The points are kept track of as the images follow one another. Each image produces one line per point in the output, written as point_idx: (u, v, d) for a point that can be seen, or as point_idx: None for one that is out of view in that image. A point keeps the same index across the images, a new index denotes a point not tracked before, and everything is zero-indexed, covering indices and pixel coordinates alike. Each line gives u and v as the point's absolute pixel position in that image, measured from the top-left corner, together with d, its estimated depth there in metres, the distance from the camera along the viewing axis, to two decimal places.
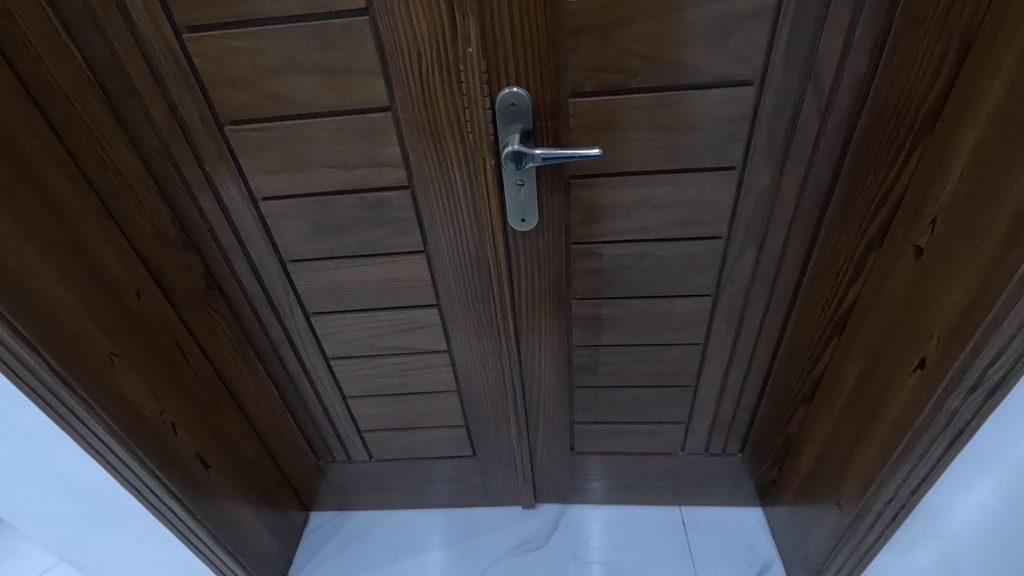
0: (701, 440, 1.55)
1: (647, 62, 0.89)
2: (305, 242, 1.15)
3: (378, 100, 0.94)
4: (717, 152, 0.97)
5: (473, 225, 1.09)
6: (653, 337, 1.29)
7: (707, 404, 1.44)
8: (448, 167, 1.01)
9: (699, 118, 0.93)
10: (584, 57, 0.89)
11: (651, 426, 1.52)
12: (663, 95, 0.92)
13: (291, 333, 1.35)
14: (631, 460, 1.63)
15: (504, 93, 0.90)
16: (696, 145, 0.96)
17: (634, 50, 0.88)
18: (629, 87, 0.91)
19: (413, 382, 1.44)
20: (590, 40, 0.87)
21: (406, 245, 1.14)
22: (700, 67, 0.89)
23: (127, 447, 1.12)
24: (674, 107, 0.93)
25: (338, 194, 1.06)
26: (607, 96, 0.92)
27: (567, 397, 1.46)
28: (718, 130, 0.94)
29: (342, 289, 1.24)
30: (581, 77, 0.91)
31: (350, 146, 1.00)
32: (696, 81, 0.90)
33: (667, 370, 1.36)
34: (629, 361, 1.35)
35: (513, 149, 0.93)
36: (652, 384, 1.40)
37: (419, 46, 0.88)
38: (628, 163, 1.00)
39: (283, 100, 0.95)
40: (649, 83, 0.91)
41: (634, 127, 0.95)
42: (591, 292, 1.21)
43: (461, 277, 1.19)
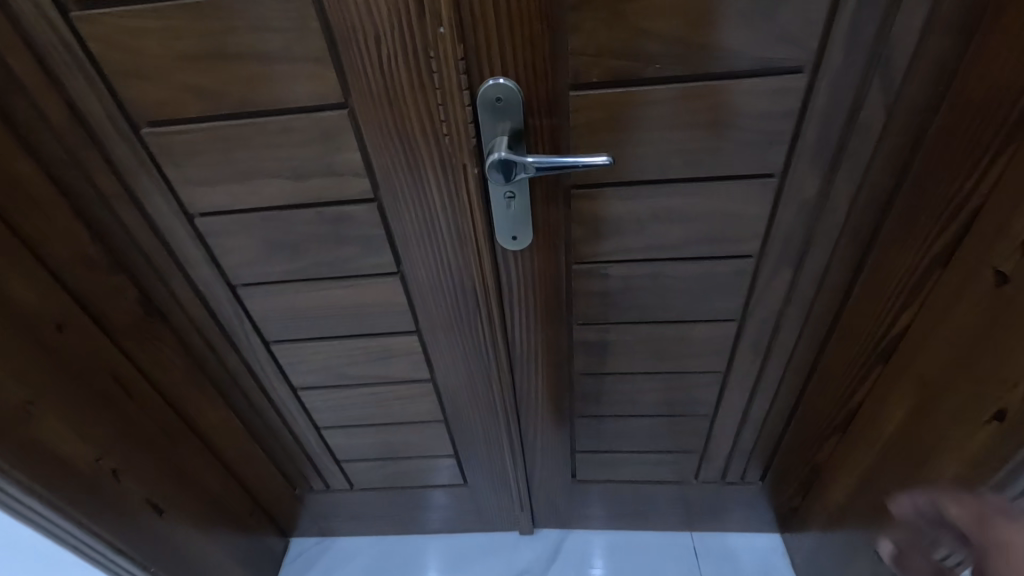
0: (717, 468, 1.40)
1: (670, 44, 0.69)
2: (255, 265, 0.96)
3: (330, 95, 0.75)
4: (755, 157, 0.78)
5: (455, 242, 0.91)
6: (666, 365, 1.12)
7: (725, 432, 1.28)
8: (422, 177, 0.82)
9: (736, 116, 0.74)
10: (587, 40, 0.69)
11: (662, 454, 1.36)
12: (690, 87, 0.72)
13: (249, 361, 1.17)
14: (639, 488, 1.48)
15: (486, 86, 0.71)
16: (729, 149, 0.77)
17: (653, 29, 0.68)
18: (645, 77, 0.72)
19: (394, 410, 1.28)
20: (595, 17, 0.67)
21: (376, 266, 0.96)
22: (741, 50, 0.68)
23: (47, 501, 0.96)
24: (704, 101, 0.73)
25: (288, 210, 0.88)
26: (617, 88, 0.73)
27: (566, 425, 1.30)
28: (759, 130, 0.75)
29: (304, 316, 1.06)
30: (583, 65, 0.71)
31: (298, 152, 0.81)
32: (735, 69, 0.70)
33: (681, 398, 1.20)
34: (638, 389, 1.18)
35: (499, 157, 0.73)
36: (663, 413, 1.23)
37: (375, 25, 0.68)
38: (642, 171, 0.81)
39: (209, 98, 0.76)
40: (673, 72, 0.71)
41: (651, 127, 0.76)
42: (595, 317, 1.03)
43: (443, 301, 1.02)
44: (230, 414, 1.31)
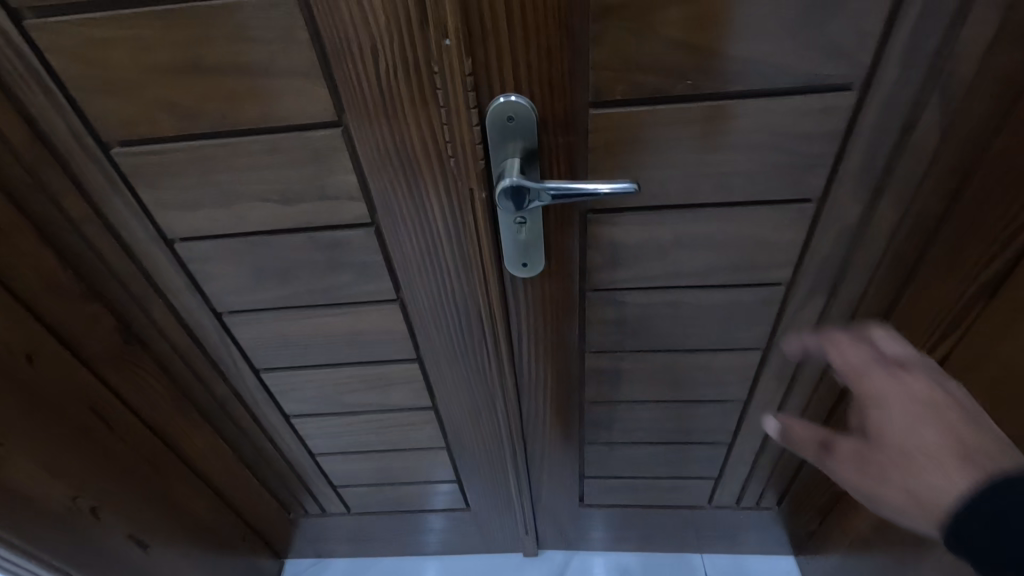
0: (731, 494, 1.33)
1: (704, 58, 0.61)
2: (242, 292, 0.89)
3: (321, 113, 0.67)
4: (792, 181, 0.71)
5: (459, 269, 0.84)
6: (683, 393, 1.05)
7: (741, 458, 1.22)
8: (424, 200, 0.75)
9: (773, 136, 0.67)
10: (611, 53, 0.61)
11: (674, 480, 1.30)
12: (724, 105, 0.64)
13: (238, 388, 1.10)
14: (648, 512, 1.41)
15: (497, 104, 0.63)
16: (764, 172, 0.70)
17: (685, 41, 0.60)
18: (674, 94, 0.64)
19: (393, 437, 1.21)
20: (620, 28, 0.60)
21: (373, 293, 0.89)
22: (784, 65, 0.61)
23: (6, 545, 0.88)
24: (739, 120, 0.66)
25: (278, 235, 0.80)
26: (642, 107, 0.65)
27: (575, 452, 1.23)
28: (798, 152, 0.68)
29: (297, 344, 0.99)
30: (605, 81, 0.63)
31: (286, 174, 0.73)
32: (776, 86, 0.62)
33: (697, 426, 1.13)
34: (652, 417, 1.11)
35: (511, 182, 0.65)
36: (678, 440, 1.17)
37: (372, 35, 0.59)
38: (666, 196, 0.74)
39: (186, 117, 0.68)
40: (706, 89, 0.64)
41: (678, 149, 0.69)
42: (609, 345, 0.96)
43: (445, 329, 0.94)
44: (220, 442, 1.23)
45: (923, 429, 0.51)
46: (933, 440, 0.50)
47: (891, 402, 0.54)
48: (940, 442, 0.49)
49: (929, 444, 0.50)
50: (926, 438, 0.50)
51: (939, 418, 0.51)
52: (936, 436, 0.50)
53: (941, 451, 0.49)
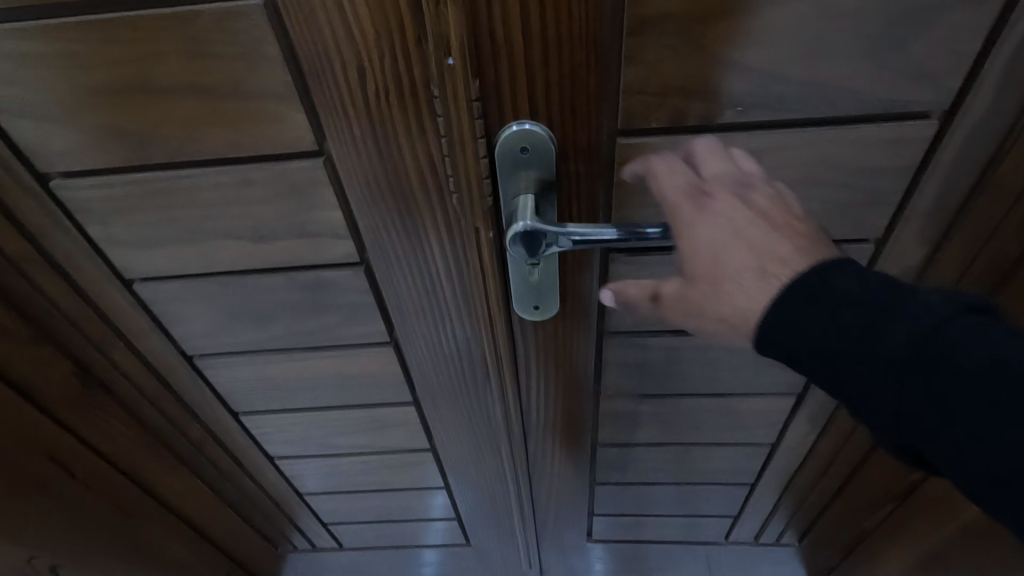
0: (750, 532, 1.25)
1: (759, 80, 0.51)
2: (217, 335, 0.79)
3: (300, 141, 0.56)
4: (849, 221, 0.61)
5: (461, 314, 0.73)
6: (706, 435, 0.97)
7: (763, 498, 1.13)
8: (421, 239, 0.64)
9: (832, 170, 0.57)
10: (647, 74, 0.51)
11: (689, 517, 1.22)
12: (779, 135, 0.54)
13: (216, 429, 1.00)
14: (660, 547, 1.34)
15: (508, 133, 0.53)
16: (819, 210, 0.60)
17: (737, 60, 0.50)
18: (719, 123, 0.54)
19: (390, 477, 1.12)
20: (660, 44, 0.50)
21: (366, 335, 0.79)
22: (855, 89, 0.51)
23: None
24: (795, 154, 0.55)
25: (255, 276, 0.70)
26: (680, 136, 0.55)
27: (584, 491, 1.14)
28: (859, 187, 0.58)
29: (280, 387, 0.89)
30: (639, 107, 0.54)
31: (261, 210, 0.63)
32: (843, 114, 0.52)
33: (717, 466, 1.05)
34: (669, 457, 1.03)
35: (525, 226, 0.54)
36: (696, 479, 1.09)
37: (357, 52, 0.48)
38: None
39: (139, 147, 0.57)
40: (759, 117, 0.53)
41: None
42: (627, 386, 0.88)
43: (445, 374, 0.84)
44: (203, 485, 1.13)
45: (732, 252, 0.46)
46: (741, 261, 0.46)
47: (700, 230, 0.48)
48: (745, 266, 0.46)
49: (736, 264, 0.46)
50: (734, 264, 0.46)
51: (752, 242, 0.46)
52: (746, 259, 0.46)
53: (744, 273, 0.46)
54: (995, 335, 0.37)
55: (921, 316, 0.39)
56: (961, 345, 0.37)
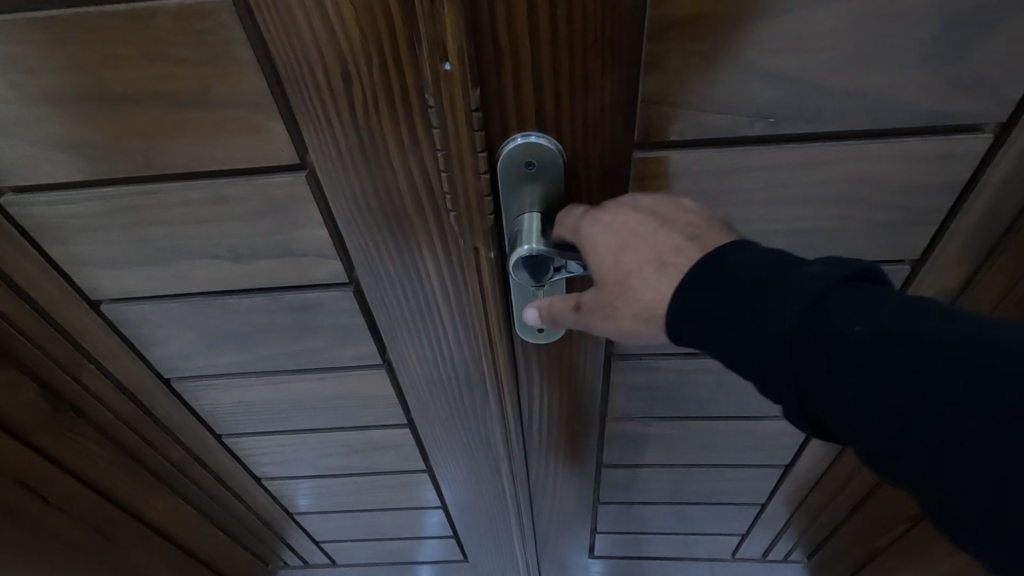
0: (757, 549, 1.21)
1: (793, 90, 0.47)
2: (197, 358, 0.73)
3: (279, 153, 0.50)
4: (884, 241, 0.58)
5: (459, 336, 0.68)
6: (715, 455, 0.93)
7: (773, 517, 1.10)
8: (415, 258, 0.58)
9: (867, 188, 0.53)
10: (670, 83, 0.47)
11: (694, 535, 1.18)
12: (812, 150, 0.51)
13: (199, 450, 0.95)
14: (664, 562, 1.30)
15: (512, 146, 0.47)
16: (852, 231, 0.57)
17: (770, 69, 0.46)
18: (748, 136, 0.50)
19: (386, 496, 1.08)
20: (685, 51, 0.45)
21: (357, 358, 0.74)
22: (900, 101, 0.47)
23: None
24: (830, 170, 0.52)
25: (235, 299, 0.64)
26: (702, 150, 0.51)
27: (587, 511, 1.10)
28: (897, 207, 0.55)
29: (269, 410, 0.84)
30: (660, 118, 0.49)
31: (239, 230, 0.57)
32: (883, 127, 0.49)
33: (725, 487, 1.02)
34: (677, 475, 1.00)
35: (530, 250, 0.49)
36: (704, 498, 1.05)
37: (341, 58, 0.43)
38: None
39: (99, 160, 0.51)
40: (793, 129, 0.50)
41: (747, 203, 0.55)
42: (638, 411, 0.85)
43: (441, 397, 0.79)
44: (187, 508, 1.07)
45: (626, 254, 0.45)
46: (635, 264, 0.44)
47: (598, 236, 0.46)
48: (638, 269, 0.44)
49: (630, 266, 0.45)
50: (630, 266, 0.44)
51: (646, 241, 0.45)
52: (640, 259, 0.44)
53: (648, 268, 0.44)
54: (879, 297, 0.36)
55: (808, 285, 0.37)
56: (851, 317, 0.35)
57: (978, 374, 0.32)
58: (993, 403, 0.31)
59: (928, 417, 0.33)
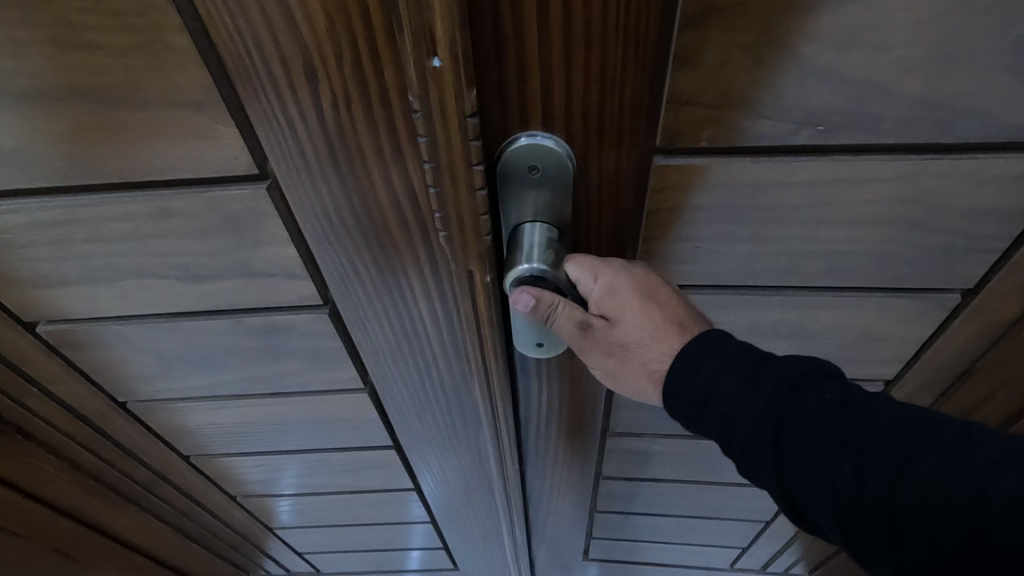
0: (757, 561, 1.18)
1: (852, 95, 0.40)
2: (157, 378, 0.66)
3: (234, 163, 0.42)
4: (933, 266, 0.52)
5: (451, 362, 0.61)
6: (721, 472, 0.88)
7: (777, 533, 1.06)
8: (399, 282, 0.51)
9: (920, 208, 0.47)
10: (706, 81, 0.39)
11: (693, 546, 1.14)
12: (862, 163, 0.44)
13: (166, 467, 0.88)
14: (659, 569, 1.27)
15: (517, 147, 0.40)
16: (899, 255, 0.51)
17: (827, 68, 0.39)
18: (790, 145, 0.43)
19: (372, 510, 1.02)
20: (728, 44, 0.38)
21: (335, 381, 0.67)
22: (977, 112, 0.40)
23: None
24: (881, 187, 0.46)
25: (195, 320, 0.57)
26: (736, 158, 0.45)
27: (582, 522, 1.06)
28: (952, 230, 0.49)
29: (244, 430, 0.77)
30: (691, 122, 0.42)
31: (191, 248, 0.49)
32: (950, 141, 0.42)
33: (729, 503, 0.97)
34: (679, 490, 0.95)
35: (532, 270, 0.42)
36: (706, 513, 1.01)
37: (303, 52, 0.34)
38: (748, 273, 0.55)
39: (13, 167, 0.42)
40: (846, 140, 0.43)
41: (782, 220, 0.49)
42: (642, 425, 0.80)
43: (432, 422, 0.73)
44: (161, 526, 1.01)
45: (643, 314, 0.45)
46: (651, 327, 0.45)
47: (627, 283, 0.45)
48: (649, 333, 0.45)
49: (644, 329, 0.45)
50: (646, 327, 0.45)
51: (664, 306, 0.46)
52: (657, 324, 0.45)
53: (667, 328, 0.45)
54: (837, 382, 0.42)
55: (784, 367, 0.43)
56: (815, 393, 0.41)
57: (920, 438, 0.37)
58: (929, 461, 0.36)
59: (882, 479, 0.37)
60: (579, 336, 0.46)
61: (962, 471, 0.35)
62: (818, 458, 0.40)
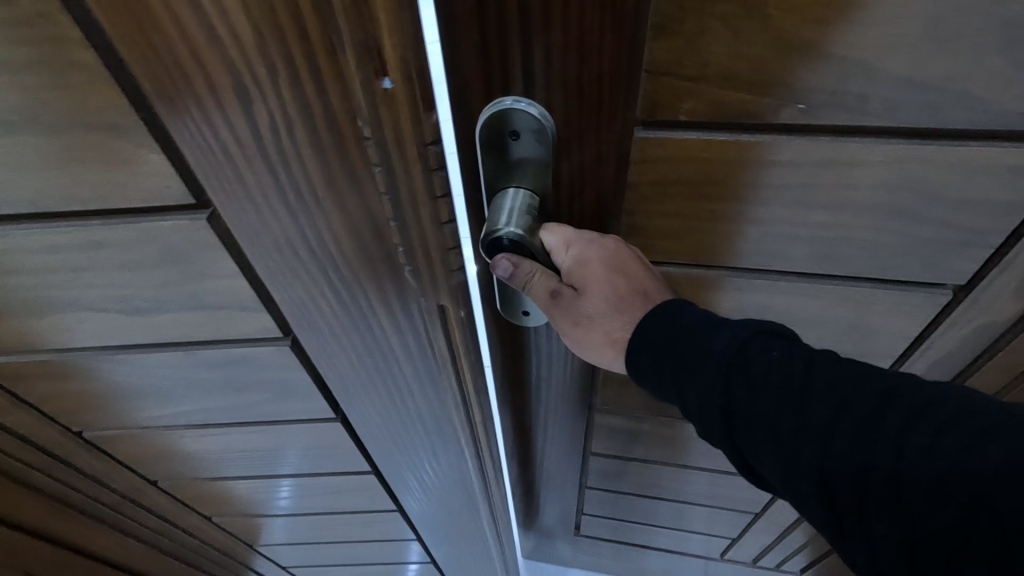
0: (748, 553, 1.17)
1: (837, 73, 0.35)
2: (112, 406, 0.62)
3: (166, 193, 0.37)
4: (925, 260, 0.47)
5: (427, 398, 0.57)
6: (711, 462, 0.86)
7: (767, 526, 1.04)
8: (365, 323, 0.46)
9: (923, 206, 0.43)
10: (682, 52, 0.35)
11: (683, 532, 1.14)
12: (848, 148, 0.40)
13: (136, 487, 0.84)
14: (651, 550, 1.27)
15: (496, 111, 0.32)
16: (898, 253, 0.47)
17: (812, 43, 0.34)
18: (773, 124, 0.38)
19: (355, 528, 0.99)
20: (704, 13, 0.33)
21: (306, 412, 0.62)
22: (971, 99, 0.35)
23: None
24: (880, 180, 0.42)
25: (144, 351, 0.52)
26: (717, 133, 0.40)
27: (571, 500, 1.05)
28: (958, 230, 0.44)
29: (222, 452, 0.74)
30: (669, 93, 0.37)
31: (128, 281, 0.44)
32: (945, 128, 0.37)
33: (719, 492, 0.95)
34: (668, 475, 0.93)
35: (510, 235, 0.36)
36: (696, 500, 0.99)
37: (225, 66, 0.29)
38: (734, 259, 0.50)
39: None
40: (847, 136, 0.39)
41: (762, 201, 0.45)
42: (625, 407, 0.76)
43: (410, 450, 0.69)
44: (151, 539, 0.97)
45: (610, 287, 0.40)
46: (616, 299, 0.40)
47: (598, 255, 0.40)
48: (613, 304, 0.41)
49: (608, 300, 0.40)
50: (612, 299, 0.40)
51: (631, 278, 0.41)
52: (622, 297, 0.41)
53: (632, 300, 0.41)
54: (784, 339, 0.38)
55: (732, 331, 0.38)
56: (762, 355, 0.37)
57: (865, 392, 0.34)
58: (874, 416, 0.33)
59: (826, 440, 0.34)
60: (547, 305, 0.41)
61: (905, 424, 0.32)
62: (765, 425, 0.36)
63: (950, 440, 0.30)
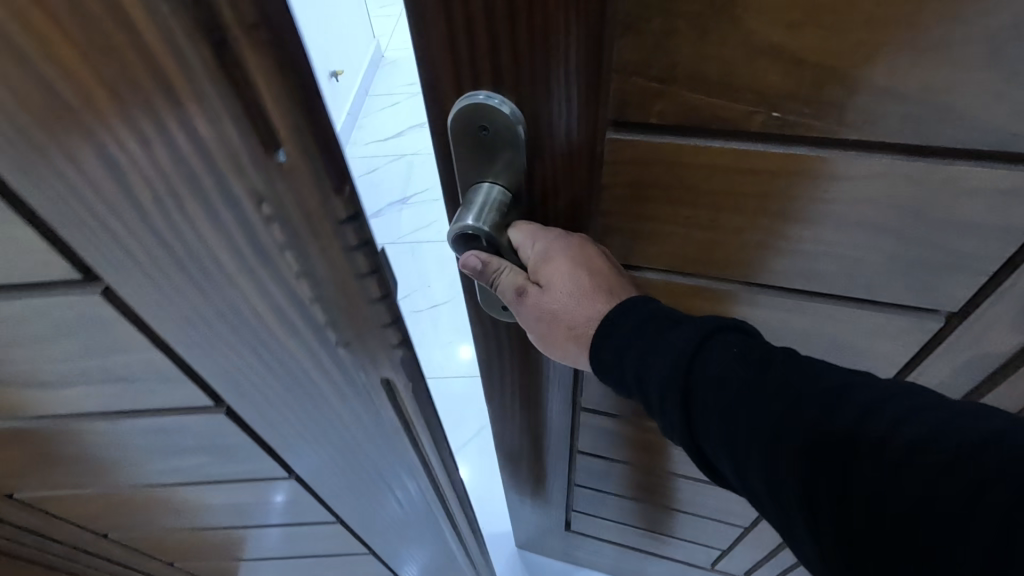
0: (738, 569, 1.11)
1: (812, 86, 0.30)
2: (41, 471, 0.56)
3: (42, 267, 0.31)
4: (925, 292, 0.42)
5: (381, 449, 0.53)
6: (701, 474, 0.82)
7: (757, 544, 0.98)
8: (301, 392, 0.41)
9: (920, 232, 0.38)
10: (651, 51, 0.30)
11: (675, 539, 1.10)
12: (835, 161, 0.35)
13: (87, 542, 0.78)
14: (644, 558, 1.23)
15: (470, 106, 0.31)
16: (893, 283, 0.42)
17: (777, 47, 0.29)
18: (744, 129, 0.34)
19: (331, 567, 0.93)
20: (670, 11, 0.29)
21: (255, 472, 0.57)
22: (970, 120, 0.30)
23: None
24: (871, 204, 0.37)
25: (62, 420, 0.47)
26: (693, 139, 0.35)
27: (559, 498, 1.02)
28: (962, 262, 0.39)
29: (173, 506, 0.68)
30: (637, 93, 0.33)
31: (23, 355, 0.38)
32: (945, 149, 0.32)
33: (707, 499, 0.91)
34: (658, 482, 0.89)
35: (477, 230, 0.35)
36: (687, 508, 0.95)
37: (69, 134, 0.22)
38: (715, 272, 0.45)
39: None
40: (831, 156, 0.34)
41: (740, 219, 0.40)
42: (613, 408, 0.71)
43: (372, 500, 0.64)
44: None
45: (575, 288, 0.38)
46: (581, 300, 0.39)
47: (564, 257, 0.37)
48: (578, 305, 0.39)
49: (573, 301, 0.39)
50: (576, 301, 0.39)
51: (598, 279, 0.39)
52: (587, 299, 0.39)
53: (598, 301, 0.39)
54: (743, 338, 0.37)
55: (694, 327, 0.37)
56: (722, 354, 0.36)
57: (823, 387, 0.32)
58: (835, 409, 0.30)
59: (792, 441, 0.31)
60: (512, 302, 0.40)
61: (866, 414, 0.29)
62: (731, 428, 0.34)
63: (906, 432, 0.28)
